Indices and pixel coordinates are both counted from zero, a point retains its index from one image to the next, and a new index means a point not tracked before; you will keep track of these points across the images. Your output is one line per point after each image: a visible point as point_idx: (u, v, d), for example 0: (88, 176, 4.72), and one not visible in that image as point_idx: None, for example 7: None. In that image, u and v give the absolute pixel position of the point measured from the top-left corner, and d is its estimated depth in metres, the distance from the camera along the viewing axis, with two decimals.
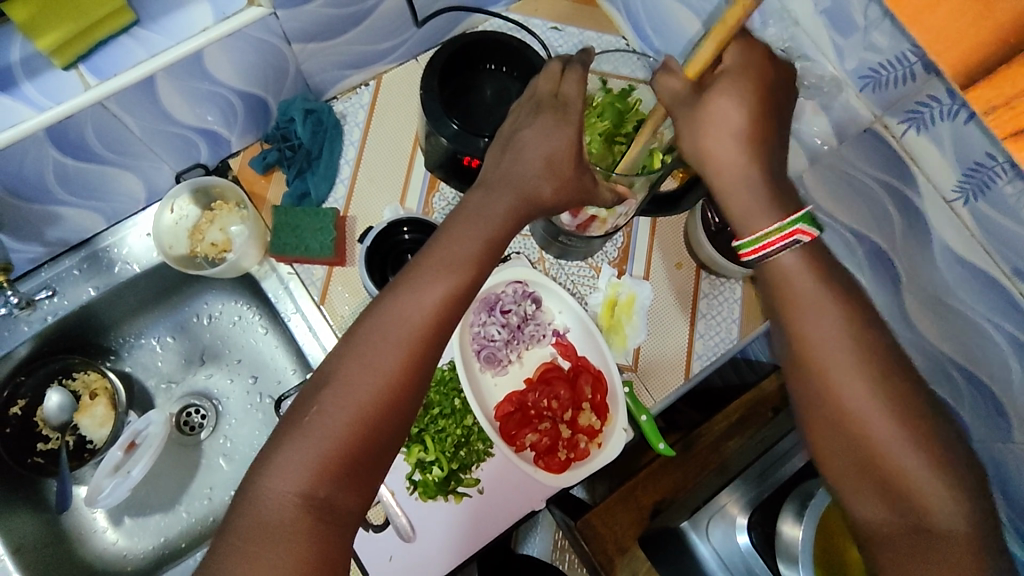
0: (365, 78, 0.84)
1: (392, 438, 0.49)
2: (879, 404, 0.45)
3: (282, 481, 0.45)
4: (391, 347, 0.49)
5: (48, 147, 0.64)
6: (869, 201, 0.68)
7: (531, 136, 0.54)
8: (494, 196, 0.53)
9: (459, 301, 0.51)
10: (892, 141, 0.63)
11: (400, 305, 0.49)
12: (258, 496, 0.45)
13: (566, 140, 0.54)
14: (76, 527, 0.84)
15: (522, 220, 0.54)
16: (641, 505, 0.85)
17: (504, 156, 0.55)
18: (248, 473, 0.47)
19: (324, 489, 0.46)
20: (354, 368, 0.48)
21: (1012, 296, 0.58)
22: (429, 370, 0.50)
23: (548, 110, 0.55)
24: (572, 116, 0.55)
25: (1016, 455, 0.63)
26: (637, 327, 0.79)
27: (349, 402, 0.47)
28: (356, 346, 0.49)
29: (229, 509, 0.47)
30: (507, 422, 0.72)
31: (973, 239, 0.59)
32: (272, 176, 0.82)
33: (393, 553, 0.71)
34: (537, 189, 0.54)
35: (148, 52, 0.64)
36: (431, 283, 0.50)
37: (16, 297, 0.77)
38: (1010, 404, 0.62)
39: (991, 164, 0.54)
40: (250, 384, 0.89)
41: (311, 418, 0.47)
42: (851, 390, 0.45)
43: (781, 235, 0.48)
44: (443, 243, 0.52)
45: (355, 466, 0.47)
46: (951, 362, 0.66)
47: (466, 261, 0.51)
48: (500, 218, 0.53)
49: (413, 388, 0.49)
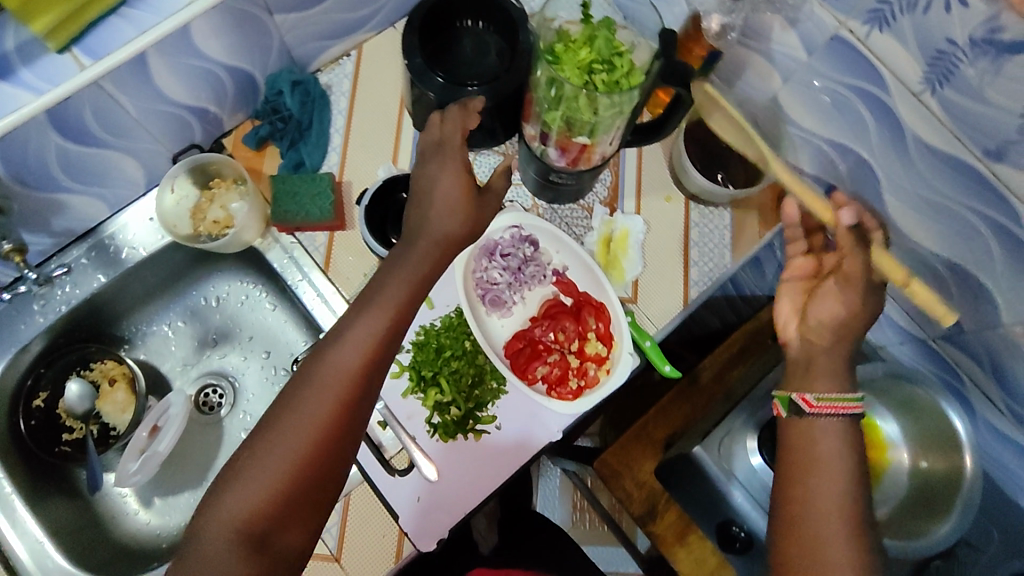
0: (346, 49, 0.86)
1: (328, 474, 0.56)
2: (835, 489, 0.56)
3: (220, 523, 0.52)
4: (321, 388, 0.56)
5: (49, 132, 0.66)
6: (843, 107, 0.70)
7: (430, 179, 0.63)
8: (413, 241, 0.61)
9: (381, 346, 0.58)
10: (859, 44, 0.63)
11: (337, 347, 0.57)
12: (201, 534, 0.53)
13: (460, 179, 0.63)
14: (109, 511, 0.86)
15: (444, 257, 0.62)
16: (653, 439, 0.93)
17: (417, 202, 0.63)
18: (201, 510, 0.55)
19: (262, 522, 0.53)
20: (291, 409, 0.55)
21: (987, 179, 0.62)
22: (360, 408, 0.57)
23: (440, 152, 0.65)
24: (457, 152, 0.64)
25: (1006, 338, 0.71)
26: (633, 260, 0.82)
27: (280, 448, 0.54)
28: (296, 387, 0.56)
29: (194, 526, 0.54)
30: (517, 358, 0.76)
31: (945, 129, 0.62)
32: (265, 151, 0.84)
33: (420, 494, 0.73)
34: (447, 225, 0.61)
35: (136, 29, 0.66)
36: (354, 334, 0.58)
37: (35, 274, 0.79)
38: (995, 289, 0.68)
39: (954, 49, 0.57)
40: (264, 359, 0.92)
41: (252, 457, 0.54)
42: (822, 473, 0.57)
43: (844, 403, 0.59)
44: (370, 293, 0.60)
45: (291, 501, 0.54)
46: (938, 259, 0.72)
47: (387, 306, 0.59)
48: (419, 260, 0.60)
49: (344, 430, 0.56)
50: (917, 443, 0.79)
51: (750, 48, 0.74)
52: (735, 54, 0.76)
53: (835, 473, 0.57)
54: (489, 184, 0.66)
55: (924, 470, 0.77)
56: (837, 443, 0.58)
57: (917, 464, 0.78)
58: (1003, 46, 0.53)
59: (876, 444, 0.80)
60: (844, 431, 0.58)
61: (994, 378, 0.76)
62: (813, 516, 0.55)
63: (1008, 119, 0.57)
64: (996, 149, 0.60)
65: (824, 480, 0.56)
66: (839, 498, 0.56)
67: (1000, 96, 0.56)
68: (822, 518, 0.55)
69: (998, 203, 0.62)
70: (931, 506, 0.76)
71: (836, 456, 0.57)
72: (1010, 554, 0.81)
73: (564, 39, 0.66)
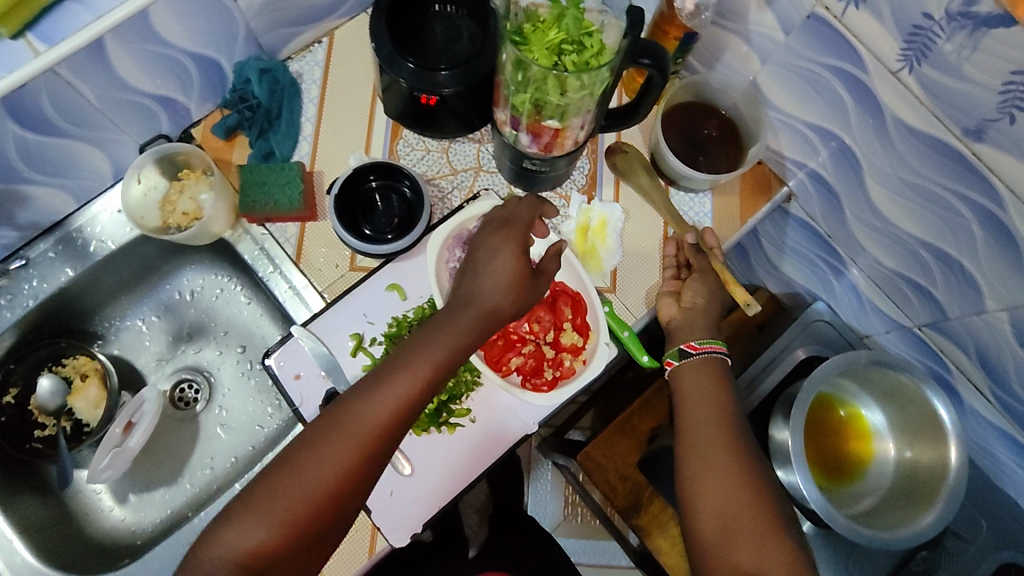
0: (317, 36, 0.84)
1: (333, 524, 0.56)
2: (712, 412, 0.67)
3: (225, 550, 0.53)
4: (347, 439, 0.56)
5: (6, 120, 0.65)
6: (820, 88, 0.68)
7: (486, 250, 0.64)
8: (462, 305, 0.62)
9: (415, 402, 0.58)
10: (835, 23, 0.61)
11: (371, 399, 0.58)
12: (206, 556, 0.53)
13: (512, 250, 0.63)
14: (82, 508, 0.85)
15: (487, 327, 0.62)
16: (637, 431, 0.91)
17: (472, 270, 0.64)
18: (208, 531, 0.55)
19: (263, 562, 0.53)
20: (315, 452, 0.56)
21: (968, 159, 0.60)
22: (378, 461, 0.57)
23: (504, 227, 0.67)
24: (518, 232, 0.66)
25: (990, 324, 0.69)
26: (611, 249, 0.79)
27: (298, 486, 0.55)
28: (325, 431, 0.57)
29: (200, 543, 0.55)
30: (491, 350, 0.73)
31: (925, 109, 0.60)
32: (235, 141, 0.82)
33: (394, 488, 0.71)
34: (495, 297, 0.62)
35: (93, 14, 0.64)
36: (391, 389, 0.58)
37: None
38: (980, 275, 0.67)
39: (930, 24, 0.55)
40: (239, 354, 0.90)
41: (269, 492, 0.55)
42: (693, 398, 0.69)
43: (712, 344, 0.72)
44: (412, 349, 0.60)
45: (297, 544, 0.54)
46: (922, 244, 0.70)
47: (427, 366, 0.59)
48: (465, 326, 0.61)
49: (363, 478, 0.57)
50: (904, 433, 0.78)
51: (725, 28, 0.72)
52: (713, 33, 0.74)
53: (704, 398, 0.69)
54: (543, 266, 0.67)
55: (908, 460, 0.77)
56: (705, 380, 0.70)
57: (904, 454, 0.78)
58: (980, 19, 0.52)
59: (862, 434, 0.80)
60: (711, 366, 0.71)
61: (981, 368, 0.74)
62: (703, 449, 0.65)
63: (986, 95, 0.55)
64: (976, 127, 0.58)
65: (696, 407, 0.68)
66: (717, 421, 0.67)
67: (979, 72, 0.54)
68: (694, 433, 0.66)
69: (980, 184, 0.60)
70: (919, 495, 0.75)
71: (707, 394, 0.69)
72: (998, 544, 0.82)
73: (532, 18, 0.64)
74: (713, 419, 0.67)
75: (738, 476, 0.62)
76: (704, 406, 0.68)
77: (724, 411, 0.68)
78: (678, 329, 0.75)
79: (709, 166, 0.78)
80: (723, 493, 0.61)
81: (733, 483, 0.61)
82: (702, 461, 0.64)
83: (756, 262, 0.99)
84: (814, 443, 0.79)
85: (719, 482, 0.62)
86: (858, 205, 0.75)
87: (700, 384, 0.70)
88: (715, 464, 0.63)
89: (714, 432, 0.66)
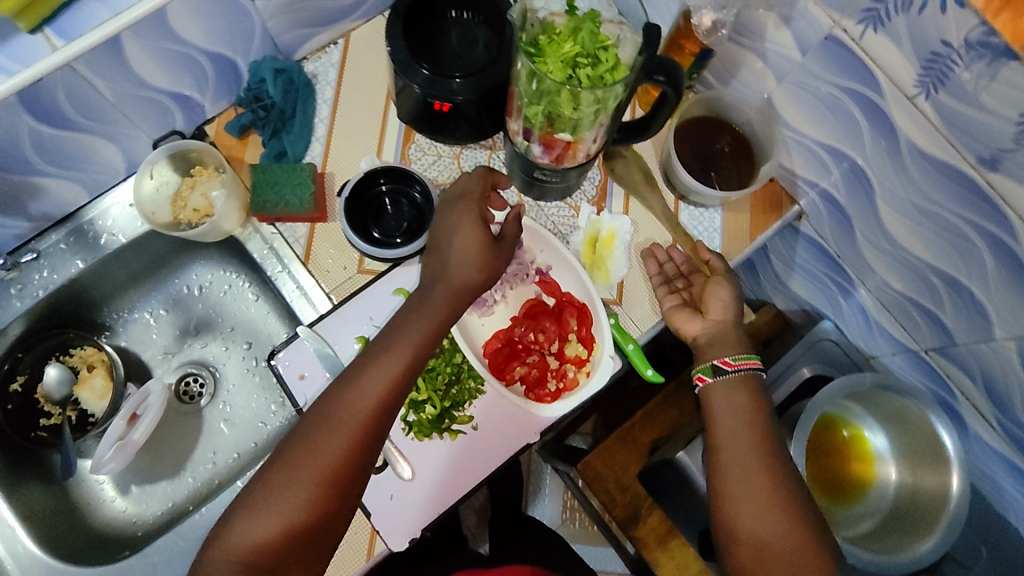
0: (333, 37, 0.84)
1: (332, 518, 0.57)
2: (746, 435, 0.66)
3: (226, 553, 0.54)
4: (334, 430, 0.57)
5: (22, 113, 0.65)
6: (836, 109, 0.68)
7: (452, 228, 0.64)
8: (436, 287, 0.63)
9: (398, 387, 0.59)
10: (853, 45, 0.61)
11: (353, 387, 0.59)
12: (211, 560, 0.54)
13: (479, 228, 0.63)
14: (84, 497, 0.86)
15: (462, 305, 0.63)
16: (639, 443, 0.90)
17: (438, 253, 0.65)
18: (212, 535, 0.56)
19: (264, 558, 0.54)
20: (303, 445, 0.57)
21: (982, 188, 0.60)
22: (369, 449, 0.58)
23: (460, 202, 0.66)
24: (478, 206, 0.66)
25: (998, 353, 0.69)
26: (619, 261, 0.79)
27: (291, 482, 0.55)
28: (312, 425, 0.58)
29: (204, 550, 0.56)
30: (496, 358, 0.74)
31: (940, 135, 0.60)
32: (248, 139, 0.83)
33: (394, 493, 0.71)
34: (468, 276, 0.62)
35: (110, 11, 0.65)
36: (371, 376, 0.59)
37: None
38: (989, 303, 0.66)
39: (948, 51, 0.54)
40: (245, 351, 0.91)
41: (264, 491, 0.56)
42: (725, 419, 0.67)
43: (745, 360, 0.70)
44: (391, 335, 0.61)
45: (295, 539, 0.55)
46: (932, 270, 0.70)
47: (406, 350, 0.60)
48: (440, 308, 0.62)
49: (356, 468, 0.57)
50: (905, 457, 0.78)
51: (741, 45, 0.72)
52: (729, 49, 0.74)
53: (738, 421, 0.67)
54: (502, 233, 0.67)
55: (909, 485, 0.77)
56: (738, 399, 0.68)
57: (904, 478, 0.78)
58: (998, 50, 0.51)
59: (863, 456, 0.80)
60: (743, 386, 0.69)
61: (987, 395, 0.74)
62: (735, 475, 0.64)
63: (1003, 125, 0.55)
64: (991, 157, 0.57)
65: (730, 429, 0.67)
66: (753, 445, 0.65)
67: (996, 102, 0.54)
68: (727, 455, 0.66)
69: (992, 214, 0.60)
70: (918, 520, 0.75)
71: (739, 414, 0.67)
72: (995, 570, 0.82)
73: (549, 31, 0.63)
74: (747, 442, 0.66)
75: (771, 504, 0.62)
76: (736, 428, 0.67)
77: (758, 434, 0.66)
78: (704, 345, 0.72)
79: (719, 182, 0.78)
80: (759, 525, 0.62)
81: (760, 507, 0.62)
82: (734, 485, 0.64)
83: (764, 278, 0.99)
84: (818, 463, 0.79)
85: (750, 512, 0.62)
86: (868, 227, 0.75)
87: (732, 402, 0.68)
88: (751, 494, 0.63)
89: (751, 459, 0.64)
